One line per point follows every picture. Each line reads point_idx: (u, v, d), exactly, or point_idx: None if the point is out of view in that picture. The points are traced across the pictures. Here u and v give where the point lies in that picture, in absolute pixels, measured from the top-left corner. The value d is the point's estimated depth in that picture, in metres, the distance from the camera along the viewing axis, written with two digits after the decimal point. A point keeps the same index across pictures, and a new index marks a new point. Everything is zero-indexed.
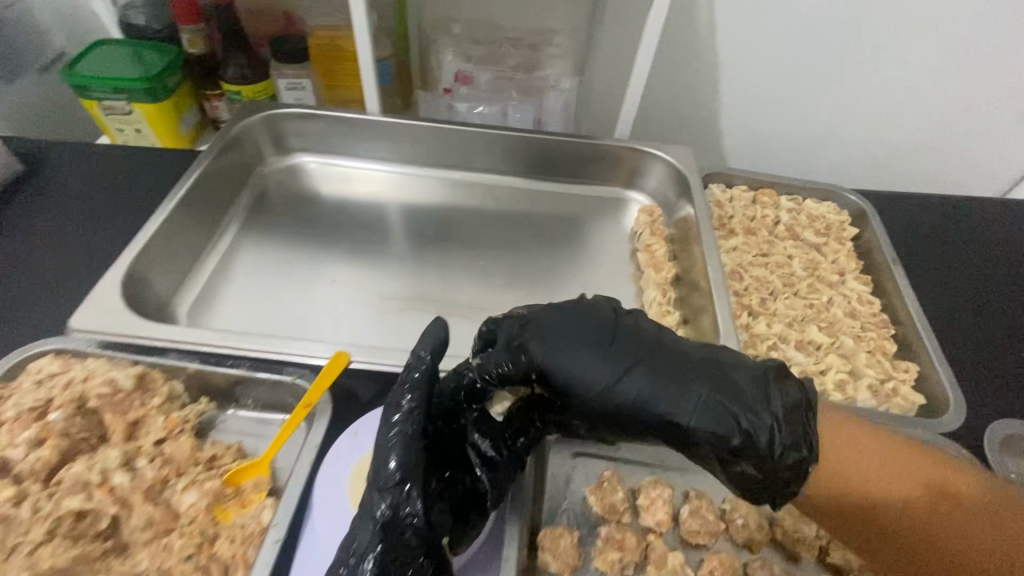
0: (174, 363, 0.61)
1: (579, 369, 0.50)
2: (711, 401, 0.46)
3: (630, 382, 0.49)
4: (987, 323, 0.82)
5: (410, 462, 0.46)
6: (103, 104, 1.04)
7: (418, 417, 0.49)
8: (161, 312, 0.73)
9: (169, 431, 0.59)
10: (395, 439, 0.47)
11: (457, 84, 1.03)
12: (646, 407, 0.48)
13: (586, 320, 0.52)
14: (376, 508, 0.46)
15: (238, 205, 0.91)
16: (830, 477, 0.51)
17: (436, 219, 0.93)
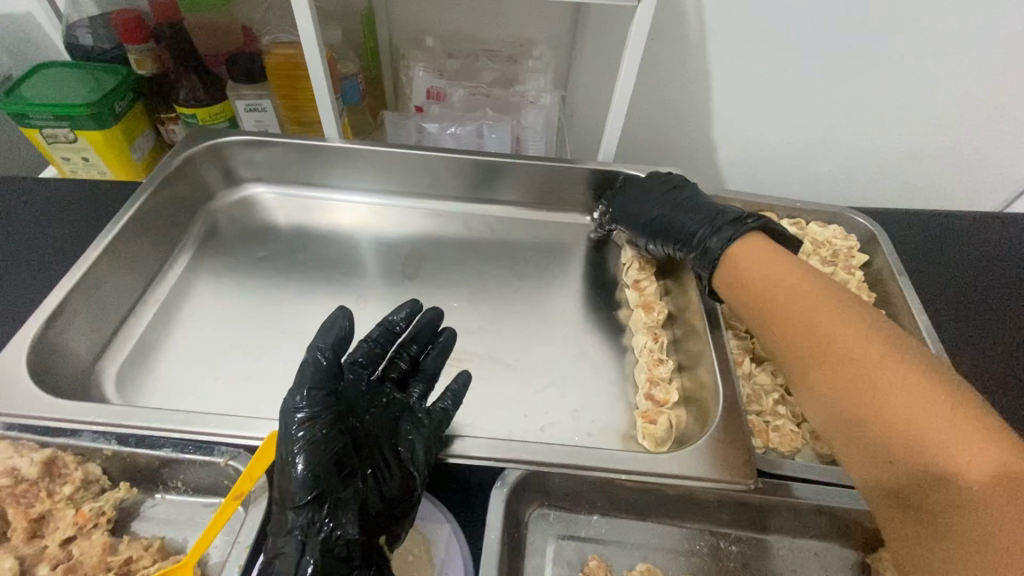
0: (87, 445, 0.53)
1: (639, 195, 0.77)
2: (696, 230, 0.68)
3: (656, 206, 0.74)
4: (1012, 360, 0.74)
5: (319, 470, 0.46)
6: (43, 132, 0.95)
7: (323, 420, 0.48)
8: (85, 377, 0.65)
9: (80, 527, 0.51)
10: (298, 448, 0.47)
11: (428, 102, 0.96)
12: (661, 207, 0.74)
13: (667, 184, 0.77)
14: (293, 526, 0.46)
15: (184, 244, 0.82)
16: (772, 329, 0.58)
17: (405, 253, 0.85)
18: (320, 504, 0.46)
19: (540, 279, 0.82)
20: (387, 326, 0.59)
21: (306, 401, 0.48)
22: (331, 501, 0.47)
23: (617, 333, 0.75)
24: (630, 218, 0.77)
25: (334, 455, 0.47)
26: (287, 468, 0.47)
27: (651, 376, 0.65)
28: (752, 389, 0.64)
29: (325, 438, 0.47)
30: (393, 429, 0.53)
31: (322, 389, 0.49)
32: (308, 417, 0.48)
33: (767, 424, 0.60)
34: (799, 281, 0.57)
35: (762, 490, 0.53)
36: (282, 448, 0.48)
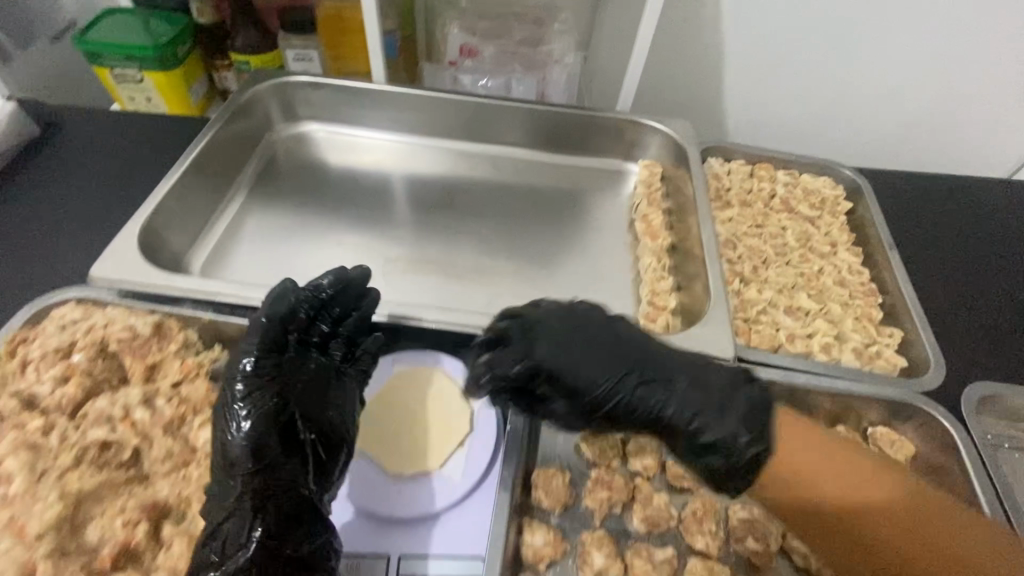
0: (190, 313, 0.65)
1: (581, 372, 0.50)
2: (701, 417, 0.48)
3: (621, 366, 0.51)
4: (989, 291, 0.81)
5: (259, 440, 0.51)
6: (114, 71, 1.06)
7: (256, 395, 0.52)
8: (177, 267, 0.78)
9: (186, 374, 0.62)
10: (244, 416, 0.51)
11: (461, 57, 1.05)
12: (647, 385, 0.50)
13: (601, 337, 0.52)
14: (236, 490, 0.50)
15: (248, 171, 0.94)
16: (804, 498, 0.49)
17: (437, 189, 0.96)
18: (261, 471, 0.50)
19: (560, 216, 0.93)
20: (305, 297, 0.59)
21: (247, 372, 0.53)
22: (273, 467, 0.51)
23: (625, 260, 0.86)
24: (602, 386, 0.50)
25: (276, 423, 0.52)
26: (228, 437, 0.51)
27: (652, 289, 0.77)
28: (739, 302, 0.75)
29: (265, 406, 0.52)
30: (323, 394, 0.56)
31: (257, 364, 0.53)
32: (244, 394, 0.52)
33: (749, 327, 0.72)
34: (821, 445, 0.50)
35: (739, 369, 0.65)
36: (225, 416, 0.52)
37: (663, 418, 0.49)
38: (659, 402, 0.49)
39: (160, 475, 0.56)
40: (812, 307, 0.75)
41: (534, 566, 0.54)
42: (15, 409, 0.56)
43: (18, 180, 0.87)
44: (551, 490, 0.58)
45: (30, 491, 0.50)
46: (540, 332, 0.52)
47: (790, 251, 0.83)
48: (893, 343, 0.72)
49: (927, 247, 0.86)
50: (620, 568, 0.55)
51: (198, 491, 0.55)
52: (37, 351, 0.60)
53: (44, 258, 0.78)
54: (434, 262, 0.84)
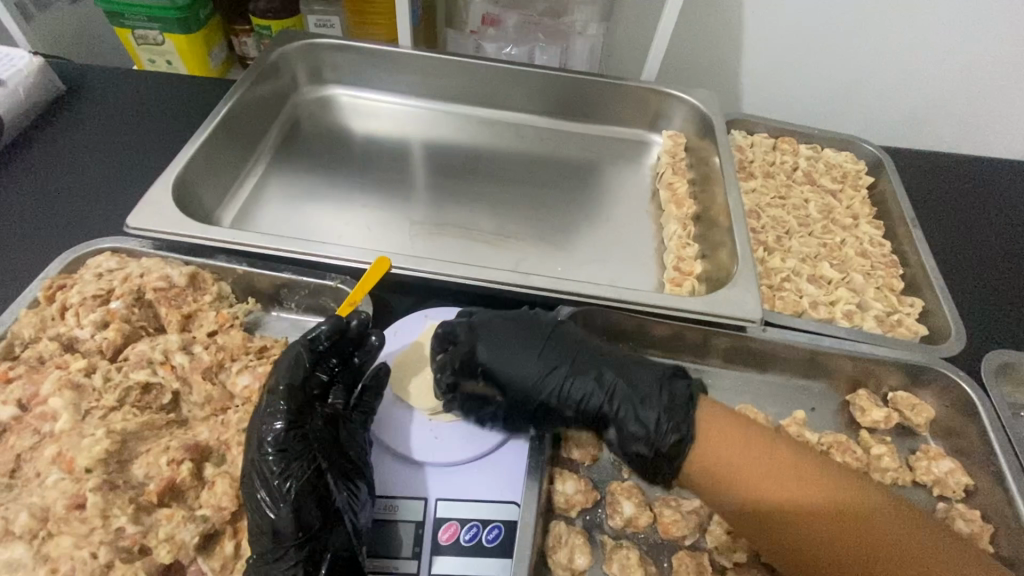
0: (223, 265, 0.66)
1: (525, 368, 0.58)
2: (624, 419, 0.56)
3: (563, 374, 0.58)
4: (1014, 265, 0.81)
5: (300, 513, 0.47)
6: (135, 32, 1.01)
7: (284, 471, 0.48)
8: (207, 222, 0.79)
9: (221, 324, 0.63)
10: (287, 487, 0.47)
11: (484, 27, 1.00)
12: (580, 378, 0.58)
13: (537, 335, 0.60)
14: (287, 565, 0.46)
15: (273, 133, 0.94)
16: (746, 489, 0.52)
17: (460, 155, 0.96)
18: (313, 539, 0.47)
19: (582, 183, 0.93)
20: (297, 355, 0.54)
21: (275, 440, 0.49)
22: (319, 533, 0.47)
23: (648, 229, 0.87)
24: (540, 391, 0.57)
25: (318, 491, 0.48)
26: (271, 511, 0.46)
27: (678, 255, 0.77)
28: (763, 270, 0.76)
29: (304, 475, 0.48)
30: (342, 443, 0.52)
31: (277, 438, 0.49)
32: (280, 468, 0.48)
33: (774, 293, 0.73)
34: (750, 440, 0.53)
35: (764, 332, 0.66)
36: (261, 492, 0.47)
37: (597, 409, 0.57)
38: (591, 391, 0.57)
39: (199, 420, 0.57)
40: (833, 276, 0.77)
41: (564, 513, 0.56)
42: (56, 350, 0.57)
43: (45, 135, 0.87)
44: (581, 444, 0.60)
45: (76, 428, 0.51)
46: (493, 339, 0.59)
47: (812, 223, 0.84)
48: (914, 312, 0.73)
49: (948, 222, 0.86)
50: (650, 518, 0.55)
51: (236, 435, 0.55)
52: (75, 297, 0.60)
53: (71, 211, 0.78)
54: (459, 225, 0.84)
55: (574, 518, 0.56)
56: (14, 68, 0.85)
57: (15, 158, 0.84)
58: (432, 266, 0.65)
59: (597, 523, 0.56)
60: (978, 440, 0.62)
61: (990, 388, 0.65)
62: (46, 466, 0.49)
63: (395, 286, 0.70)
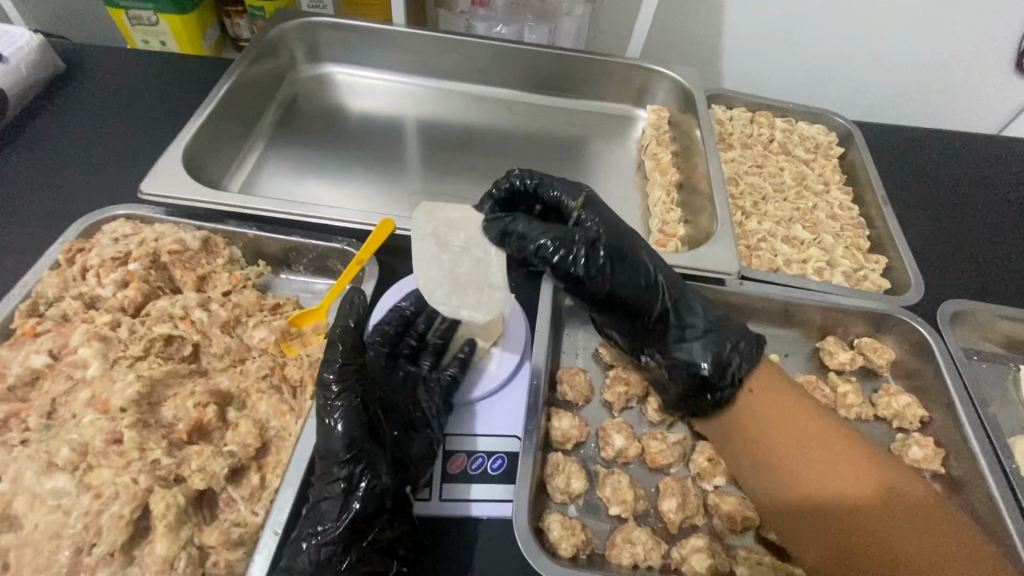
0: (234, 230, 0.69)
1: (606, 217, 0.63)
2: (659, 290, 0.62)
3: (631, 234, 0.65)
4: (969, 226, 0.88)
5: (353, 435, 0.51)
6: (129, 13, 1.01)
7: (346, 397, 0.52)
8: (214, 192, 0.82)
9: (235, 284, 0.67)
10: (340, 414, 0.52)
11: (474, 6, 1.03)
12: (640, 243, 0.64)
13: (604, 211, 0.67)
14: (336, 483, 0.50)
15: (272, 109, 0.97)
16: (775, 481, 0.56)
17: (454, 130, 1.00)
18: (359, 462, 0.50)
19: (570, 156, 0.98)
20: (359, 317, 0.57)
21: (337, 374, 0.53)
22: (366, 459, 0.50)
23: (634, 197, 0.92)
24: (607, 232, 0.61)
25: (371, 422, 0.52)
26: (332, 432, 0.51)
27: (663, 220, 0.82)
28: (741, 232, 0.82)
29: (354, 404, 0.52)
30: (413, 397, 0.58)
31: (350, 369, 0.54)
32: (343, 391, 0.53)
33: (751, 253, 0.79)
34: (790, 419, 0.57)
35: (740, 285, 0.72)
36: (323, 416, 0.52)
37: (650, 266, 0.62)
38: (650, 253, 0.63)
39: (219, 370, 0.61)
40: (806, 237, 0.82)
41: (561, 447, 0.61)
42: (80, 308, 0.61)
43: (47, 112, 0.89)
44: (576, 385, 0.64)
45: (106, 375, 0.55)
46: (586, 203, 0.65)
47: (787, 189, 0.90)
48: (878, 268, 0.79)
49: (911, 188, 0.93)
50: (639, 449, 0.61)
51: (255, 382, 0.59)
52: (95, 259, 0.64)
53: (79, 183, 0.81)
54: (455, 196, 0.89)
55: (570, 451, 0.61)
56: (14, 45, 0.87)
57: (19, 133, 0.86)
58: None
59: (591, 456, 0.62)
60: (933, 377, 0.68)
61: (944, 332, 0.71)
62: (82, 408, 0.52)
63: (398, 250, 0.74)
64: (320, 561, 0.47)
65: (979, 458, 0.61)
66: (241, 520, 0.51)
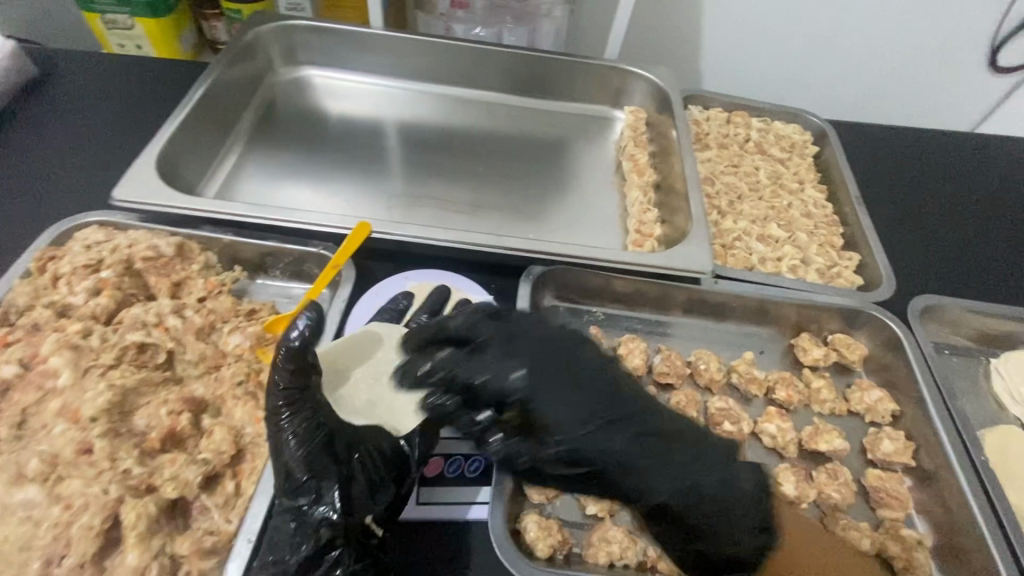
0: (210, 235, 0.69)
1: (565, 410, 0.54)
2: (662, 488, 0.54)
3: (615, 425, 0.55)
4: (940, 223, 0.90)
5: (311, 459, 0.50)
6: (104, 17, 1.00)
7: (301, 420, 0.51)
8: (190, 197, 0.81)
9: (210, 290, 0.66)
10: (290, 440, 0.50)
11: (453, 8, 1.03)
12: (623, 429, 0.55)
13: (583, 371, 0.57)
14: (290, 508, 0.49)
15: (248, 113, 0.97)
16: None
17: (434, 133, 1.00)
18: (312, 487, 0.50)
19: (550, 158, 0.98)
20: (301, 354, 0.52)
21: (281, 404, 0.52)
22: (320, 485, 0.50)
23: (613, 198, 0.93)
24: (573, 440, 0.54)
25: (321, 447, 0.50)
26: (284, 456, 0.50)
27: (640, 220, 0.83)
28: (717, 231, 0.83)
29: (307, 429, 0.51)
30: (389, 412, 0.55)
31: (305, 389, 0.53)
32: (291, 415, 0.51)
33: (726, 252, 0.80)
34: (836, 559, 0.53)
35: (716, 284, 0.72)
36: (275, 441, 0.51)
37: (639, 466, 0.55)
38: (637, 454, 0.55)
39: (194, 377, 0.60)
40: (781, 235, 0.84)
41: None
42: (51, 317, 0.60)
43: (19, 118, 0.88)
44: None
45: (78, 384, 0.54)
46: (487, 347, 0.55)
47: (762, 188, 0.91)
48: (851, 265, 0.81)
49: (884, 186, 0.94)
50: None
51: (231, 389, 0.59)
52: (66, 266, 0.63)
53: (51, 189, 0.80)
54: (435, 198, 0.89)
55: None
56: None
57: None
58: (410, 231, 0.70)
59: None
60: (904, 372, 0.69)
61: (914, 327, 0.73)
62: (53, 418, 0.52)
63: (377, 253, 0.74)
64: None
65: (947, 450, 0.62)
66: (216, 528, 0.51)
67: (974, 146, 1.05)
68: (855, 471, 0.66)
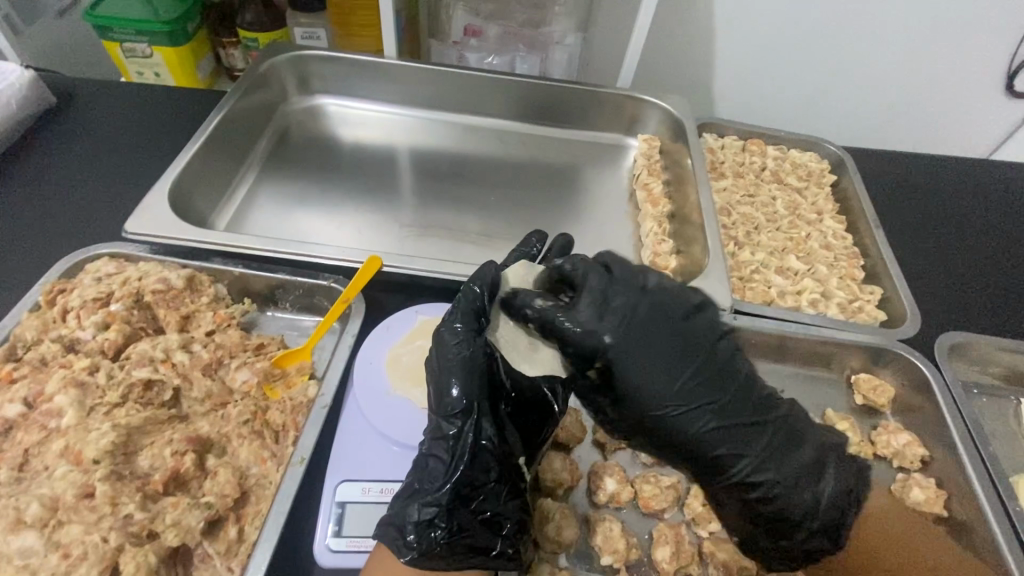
0: (219, 267, 0.68)
1: (749, 394, 0.50)
2: (766, 467, 0.49)
3: (737, 417, 0.49)
4: (965, 255, 0.87)
5: (473, 393, 0.49)
6: (124, 46, 1.01)
7: (472, 345, 0.50)
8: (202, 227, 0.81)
9: (219, 324, 0.65)
10: (455, 368, 0.50)
11: (466, 37, 1.04)
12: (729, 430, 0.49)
13: (673, 337, 0.49)
14: (443, 439, 0.49)
15: (262, 142, 0.97)
16: None
17: (445, 160, 1.00)
18: (469, 419, 0.49)
19: (563, 186, 0.98)
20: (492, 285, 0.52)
21: (462, 325, 0.50)
22: (478, 419, 0.50)
23: (626, 227, 0.92)
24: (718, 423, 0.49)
25: (482, 380, 0.50)
26: (444, 384, 0.50)
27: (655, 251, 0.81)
28: (734, 263, 0.81)
29: (473, 356, 0.50)
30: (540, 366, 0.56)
31: (473, 319, 0.51)
32: (466, 339, 0.50)
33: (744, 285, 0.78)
34: None
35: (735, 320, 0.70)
36: (439, 366, 0.50)
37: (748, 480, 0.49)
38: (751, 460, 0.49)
39: (199, 415, 0.59)
40: (800, 268, 0.82)
41: (552, 492, 0.59)
42: (58, 351, 0.60)
43: (37, 147, 0.89)
44: (567, 425, 0.63)
45: (82, 424, 0.54)
46: (615, 275, 0.51)
47: (780, 219, 0.89)
48: (874, 299, 0.78)
49: (905, 215, 0.92)
50: (631, 493, 0.59)
51: (237, 427, 0.58)
52: (76, 300, 0.63)
53: (63, 217, 0.80)
54: (446, 227, 0.88)
55: (561, 496, 0.59)
56: (6, 82, 0.87)
57: (8, 169, 0.85)
58: (421, 265, 0.69)
59: (582, 501, 0.60)
60: (933, 414, 0.67)
61: (942, 366, 0.70)
62: (55, 460, 0.51)
63: (388, 285, 0.73)
64: (422, 522, 0.47)
65: (982, 501, 0.59)
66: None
67: (997, 174, 1.03)
68: None
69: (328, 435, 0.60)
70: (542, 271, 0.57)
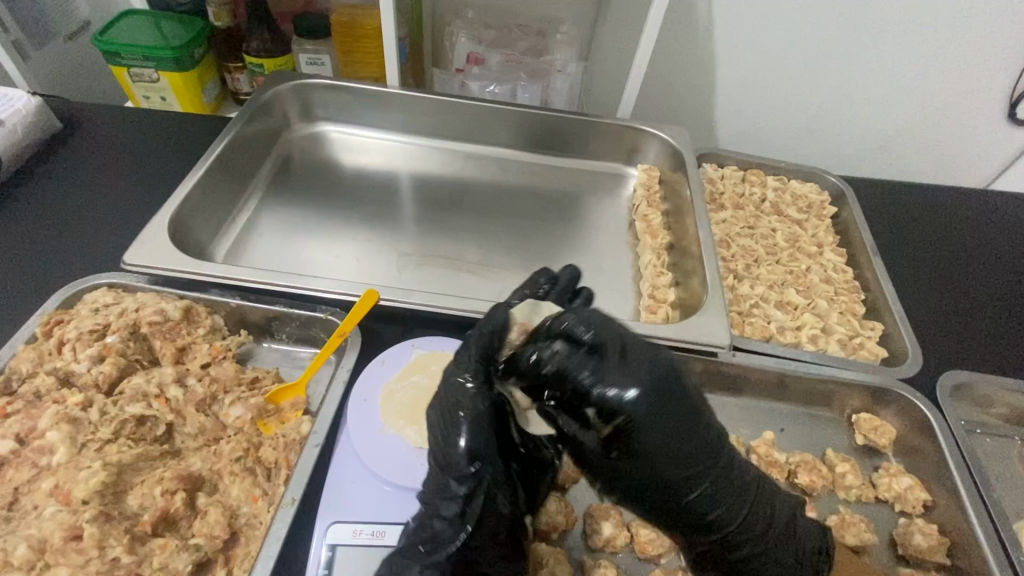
0: (217, 299, 0.68)
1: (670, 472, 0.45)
2: (763, 548, 0.51)
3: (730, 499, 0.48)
4: (966, 289, 0.87)
5: (483, 452, 0.47)
6: (131, 71, 1.02)
7: (486, 398, 0.47)
8: (201, 255, 0.82)
9: (214, 356, 0.65)
10: (465, 426, 0.46)
11: (468, 65, 1.05)
12: (712, 511, 0.47)
13: (682, 429, 0.44)
14: (452, 498, 0.47)
15: (263, 168, 0.98)
16: None
17: (446, 187, 1.00)
18: (478, 484, 0.47)
19: (562, 215, 0.98)
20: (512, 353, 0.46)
21: (472, 376, 0.47)
22: (487, 481, 0.47)
23: (625, 258, 0.91)
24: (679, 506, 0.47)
25: (492, 435, 0.47)
26: (453, 443, 0.47)
27: (654, 283, 0.81)
28: (733, 296, 0.81)
29: (483, 415, 0.47)
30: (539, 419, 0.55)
31: (484, 368, 0.48)
32: (476, 392, 0.47)
33: (744, 319, 0.77)
34: None
35: (733, 357, 0.70)
36: (450, 421, 0.47)
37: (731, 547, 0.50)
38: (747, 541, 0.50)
39: (191, 450, 0.59)
40: (800, 302, 0.81)
41: (546, 535, 0.58)
42: (52, 385, 0.60)
43: (40, 173, 0.90)
44: (562, 465, 0.62)
45: (73, 461, 0.53)
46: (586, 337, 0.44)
47: (779, 251, 0.89)
48: (874, 336, 0.77)
49: (905, 248, 0.92)
50: (627, 537, 0.58)
51: (229, 465, 0.57)
52: (73, 331, 0.63)
53: (63, 244, 0.80)
54: (445, 257, 0.88)
55: (555, 539, 0.59)
56: (12, 108, 0.88)
57: (11, 195, 0.86)
58: (418, 298, 0.69)
59: (577, 544, 0.59)
60: (934, 457, 0.66)
61: (943, 407, 0.69)
62: (45, 498, 0.51)
63: (385, 317, 0.73)
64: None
65: (986, 553, 0.57)
66: None
67: (999, 206, 1.03)
68: (882, 562, 0.62)
69: (320, 474, 0.59)
70: (549, 311, 0.52)
